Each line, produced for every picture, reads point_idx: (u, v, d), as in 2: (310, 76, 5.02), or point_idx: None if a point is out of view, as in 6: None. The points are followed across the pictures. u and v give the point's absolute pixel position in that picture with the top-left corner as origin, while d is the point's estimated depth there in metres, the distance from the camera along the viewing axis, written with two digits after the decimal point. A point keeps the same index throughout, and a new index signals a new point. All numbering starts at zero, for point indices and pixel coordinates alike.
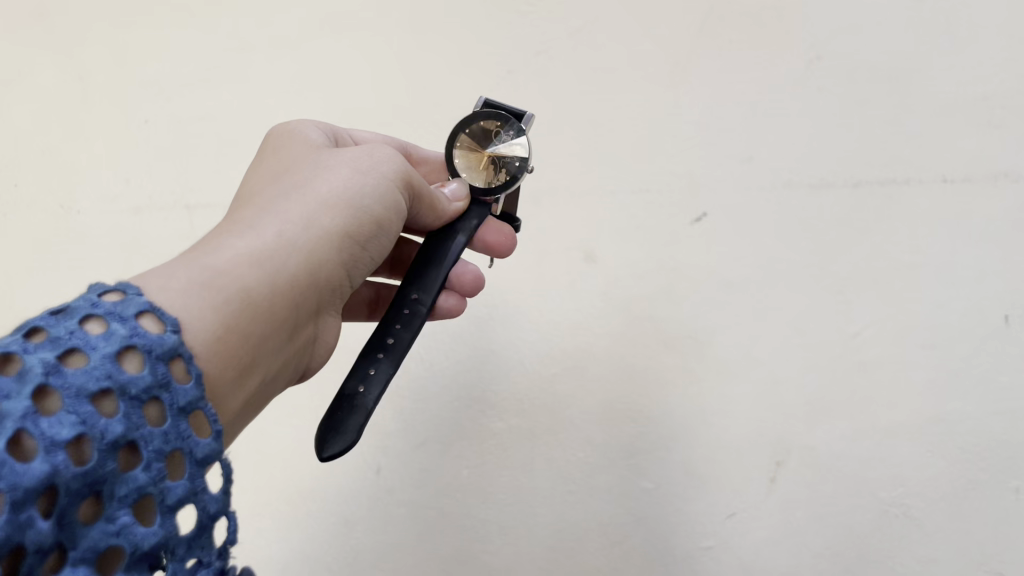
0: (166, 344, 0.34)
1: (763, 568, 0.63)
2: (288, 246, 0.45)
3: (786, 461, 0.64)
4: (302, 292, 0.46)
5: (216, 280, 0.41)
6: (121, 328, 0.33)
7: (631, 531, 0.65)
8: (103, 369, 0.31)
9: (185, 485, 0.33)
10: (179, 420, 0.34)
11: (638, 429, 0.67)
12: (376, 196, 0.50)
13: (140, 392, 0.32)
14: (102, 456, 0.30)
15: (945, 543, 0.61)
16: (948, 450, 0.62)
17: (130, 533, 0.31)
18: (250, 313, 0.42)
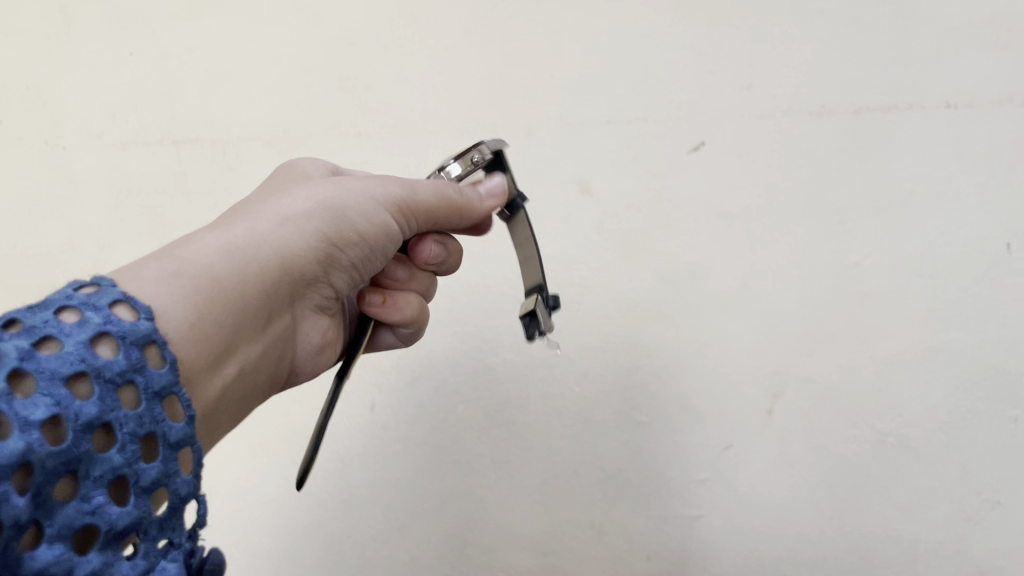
0: (141, 330, 0.34)
1: (758, 499, 0.64)
2: (263, 238, 0.45)
3: (782, 393, 0.64)
4: (277, 284, 0.46)
5: (188, 269, 0.41)
6: (94, 316, 0.33)
7: (626, 466, 0.66)
8: (77, 353, 0.31)
9: (158, 467, 0.33)
10: (153, 405, 0.33)
11: (634, 364, 0.67)
12: (355, 195, 0.49)
13: (114, 376, 0.31)
14: (77, 437, 0.30)
15: (943, 472, 0.62)
16: (948, 379, 0.62)
17: (105, 512, 0.30)
18: (223, 303, 0.41)
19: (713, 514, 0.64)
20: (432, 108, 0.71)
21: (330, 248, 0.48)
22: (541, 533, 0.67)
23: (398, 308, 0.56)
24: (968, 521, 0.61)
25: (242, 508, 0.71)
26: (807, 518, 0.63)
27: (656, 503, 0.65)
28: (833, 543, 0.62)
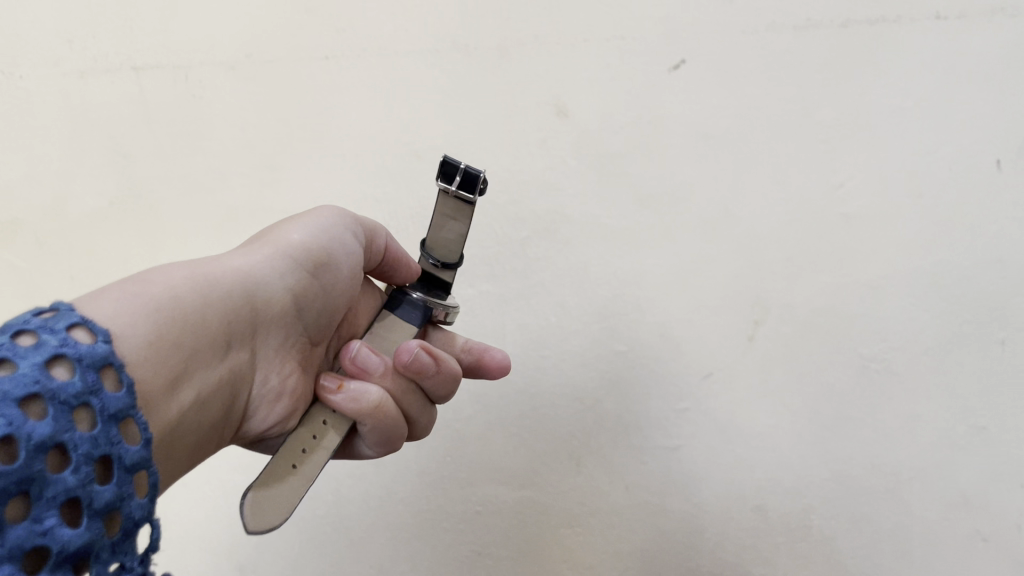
0: (97, 353, 0.30)
1: (740, 429, 0.62)
2: (227, 265, 0.43)
3: (764, 319, 0.62)
4: (245, 307, 0.43)
5: (150, 289, 0.38)
6: (50, 337, 0.29)
7: (604, 397, 0.64)
8: (31, 374, 0.27)
9: (114, 490, 0.29)
10: (109, 427, 0.29)
11: (612, 292, 0.65)
12: (317, 224, 0.47)
13: (70, 398, 0.28)
14: (29, 457, 0.26)
15: (929, 398, 0.60)
16: (933, 302, 0.60)
17: (57, 534, 0.26)
18: (184, 325, 0.38)
19: (693, 445, 0.63)
20: (402, 29, 0.69)
21: (300, 275, 0.46)
22: (518, 466, 0.65)
23: (349, 398, 0.46)
24: (953, 446, 0.59)
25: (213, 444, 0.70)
26: (789, 447, 0.61)
27: (635, 434, 0.64)
28: (816, 472, 0.61)
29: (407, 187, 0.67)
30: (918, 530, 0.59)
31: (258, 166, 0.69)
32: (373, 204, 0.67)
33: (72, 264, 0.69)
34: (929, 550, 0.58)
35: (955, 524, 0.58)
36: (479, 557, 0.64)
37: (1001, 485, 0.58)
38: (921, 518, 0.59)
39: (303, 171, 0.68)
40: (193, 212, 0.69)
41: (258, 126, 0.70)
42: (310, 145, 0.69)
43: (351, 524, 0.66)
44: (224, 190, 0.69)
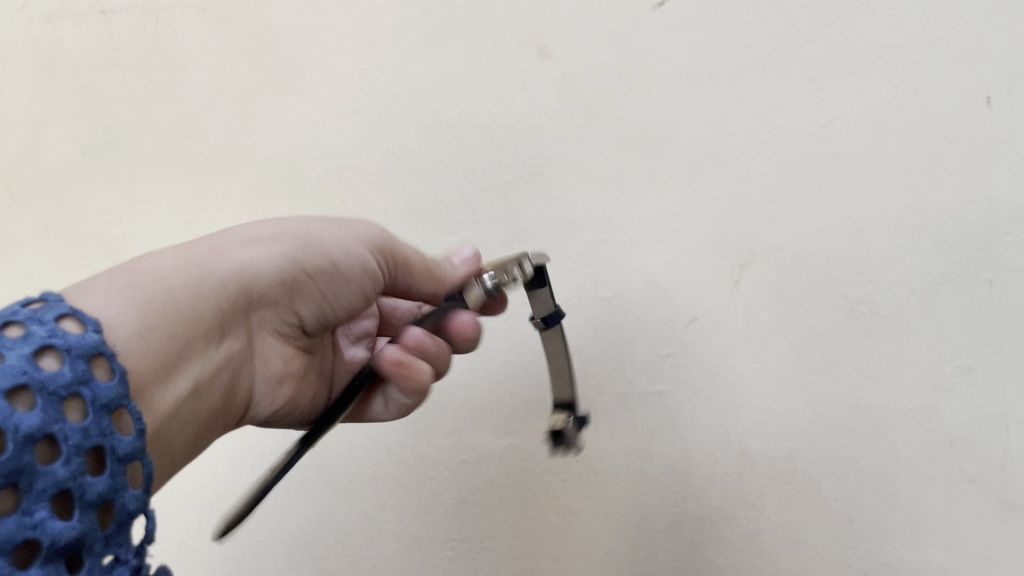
0: (86, 344, 0.39)
1: (724, 373, 0.62)
2: (224, 258, 0.50)
3: (751, 263, 0.61)
4: (235, 297, 0.50)
5: (138, 277, 0.46)
6: (40, 331, 0.38)
7: (588, 342, 0.65)
8: (20, 367, 0.36)
9: (105, 481, 0.37)
10: (100, 418, 0.38)
11: (597, 238, 0.64)
12: (322, 230, 0.53)
13: (58, 389, 0.36)
14: (18, 448, 0.34)
15: (914, 340, 0.59)
16: (921, 243, 0.59)
17: (47, 526, 0.34)
18: (175, 310, 0.46)
19: (678, 390, 0.63)
20: None
21: (293, 272, 0.52)
22: (502, 416, 0.65)
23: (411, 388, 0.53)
24: (938, 389, 0.59)
25: None
26: (774, 389, 0.61)
27: (620, 381, 0.64)
28: (802, 417, 0.61)
29: (385, 134, 0.66)
30: (902, 472, 0.60)
31: (232, 112, 0.68)
32: (353, 150, 0.67)
33: (48, 217, 0.71)
34: (911, 491, 0.60)
35: (938, 466, 0.59)
36: (467, 506, 0.66)
37: (987, 427, 0.58)
38: (903, 458, 0.60)
39: (279, 118, 0.67)
40: (170, 161, 0.69)
41: (229, 71, 0.68)
42: (285, 90, 0.67)
43: (337, 476, 0.68)
44: (200, 137, 0.69)
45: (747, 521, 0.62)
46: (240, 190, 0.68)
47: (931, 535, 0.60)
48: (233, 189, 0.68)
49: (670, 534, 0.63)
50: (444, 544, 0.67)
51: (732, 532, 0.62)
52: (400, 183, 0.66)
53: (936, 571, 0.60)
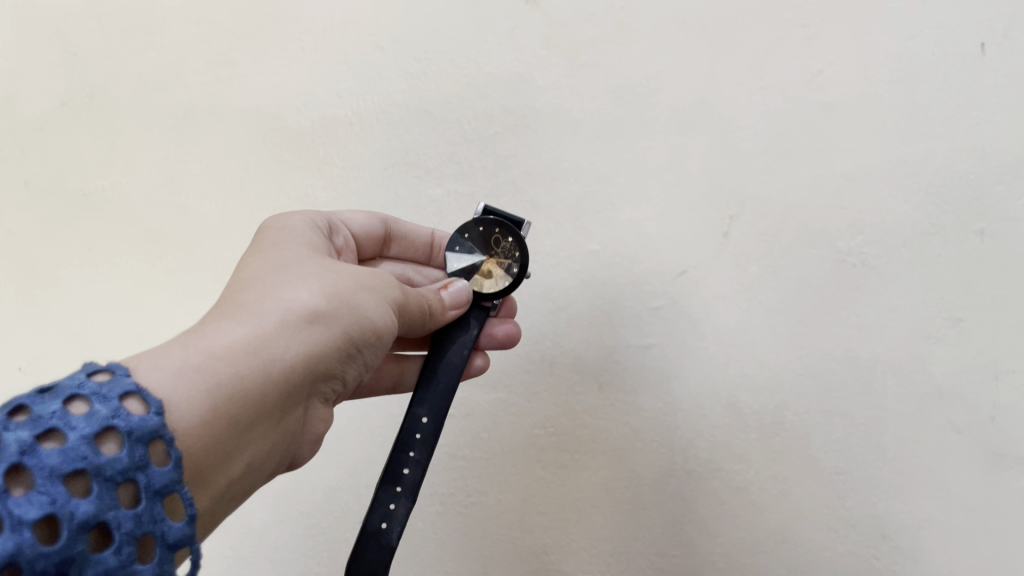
0: (147, 426, 0.35)
1: (713, 325, 0.62)
2: (292, 339, 0.44)
3: (740, 214, 0.61)
4: (301, 381, 0.45)
5: (202, 358, 0.40)
6: (102, 409, 0.34)
7: (577, 296, 0.64)
8: (79, 450, 0.32)
9: (153, 567, 0.33)
10: (152, 503, 0.34)
11: (585, 190, 0.63)
12: (373, 302, 0.49)
13: (115, 474, 0.33)
14: (72, 536, 0.31)
15: (905, 291, 0.59)
16: (913, 193, 0.59)
17: None
18: (244, 405, 0.41)
19: (666, 343, 0.62)
20: None
21: (345, 343, 0.48)
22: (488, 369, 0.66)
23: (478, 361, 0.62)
24: (928, 339, 0.59)
25: None
26: (762, 342, 0.61)
27: (607, 334, 0.63)
28: (790, 368, 0.61)
29: (370, 84, 0.65)
30: (890, 423, 0.59)
31: (213, 63, 0.67)
32: (337, 100, 0.65)
33: (25, 170, 0.70)
34: (899, 443, 0.59)
35: (927, 418, 0.59)
36: (454, 460, 0.66)
37: (976, 378, 0.58)
38: (893, 410, 0.59)
39: (261, 69, 0.66)
40: (149, 112, 0.68)
41: (212, 21, 0.67)
42: (269, 40, 0.66)
43: None
44: (180, 88, 0.67)
45: (735, 475, 0.62)
46: (221, 142, 0.67)
47: (919, 486, 0.59)
48: (214, 141, 0.67)
49: (658, 487, 0.63)
50: (432, 500, 0.66)
51: (719, 484, 0.62)
52: (384, 135, 0.65)
53: (925, 523, 0.59)
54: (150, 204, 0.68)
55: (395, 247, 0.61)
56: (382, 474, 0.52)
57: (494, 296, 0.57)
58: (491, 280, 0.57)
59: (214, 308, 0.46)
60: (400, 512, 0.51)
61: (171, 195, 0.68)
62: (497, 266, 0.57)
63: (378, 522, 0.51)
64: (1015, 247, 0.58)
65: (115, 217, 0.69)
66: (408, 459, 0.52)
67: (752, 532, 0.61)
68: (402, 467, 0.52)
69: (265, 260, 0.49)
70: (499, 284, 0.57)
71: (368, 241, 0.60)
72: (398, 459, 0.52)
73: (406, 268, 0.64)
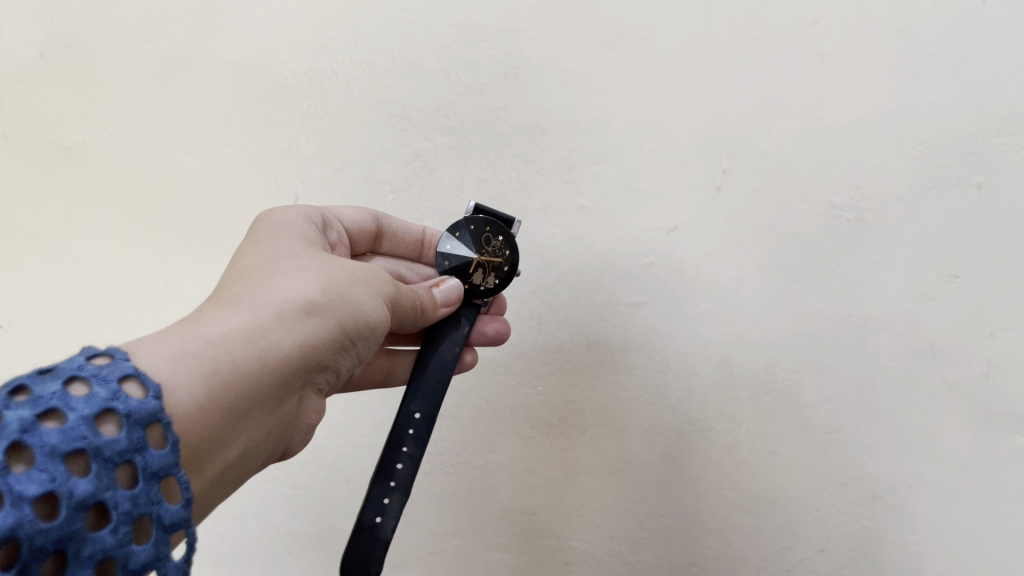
0: (147, 409, 0.33)
1: (705, 282, 0.60)
2: (287, 331, 0.43)
3: (733, 169, 0.59)
4: (294, 372, 0.44)
5: (199, 343, 0.39)
6: (102, 390, 0.32)
7: (565, 254, 0.62)
8: (79, 430, 0.30)
9: (150, 549, 0.32)
10: (150, 485, 0.32)
11: (575, 143, 0.61)
12: (366, 296, 0.48)
13: (114, 455, 0.31)
14: (70, 515, 0.29)
15: (900, 248, 0.58)
16: (909, 146, 0.57)
17: None
18: (239, 393, 0.40)
19: (657, 301, 0.61)
20: None
21: (338, 337, 0.47)
22: None
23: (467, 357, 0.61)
24: (922, 296, 0.58)
25: (160, 307, 0.66)
26: (754, 299, 0.60)
27: (597, 292, 0.62)
28: (782, 325, 0.60)
29: (355, 35, 0.64)
30: (882, 381, 0.59)
31: (196, 11, 0.65)
32: (323, 51, 0.64)
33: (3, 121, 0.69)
34: (892, 401, 0.58)
35: (920, 376, 0.58)
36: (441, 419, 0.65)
37: (970, 335, 0.57)
38: (887, 369, 0.58)
39: (245, 18, 0.65)
40: (130, 62, 0.66)
41: None
42: None
43: None
44: (162, 37, 0.66)
45: (725, 434, 0.61)
46: (204, 93, 0.65)
47: (910, 445, 0.58)
48: (198, 93, 0.66)
49: (647, 447, 0.62)
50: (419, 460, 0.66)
51: (709, 444, 0.61)
52: (370, 86, 0.64)
53: (916, 483, 0.59)
54: (132, 157, 0.67)
55: (386, 244, 0.60)
56: (375, 470, 0.51)
57: (485, 293, 0.56)
58: (483, 278, 0.56)
59: (209, 298, 0.45)
60: (393, 507, 0.50)
61: (153, 149, 0.67)
62: (488, 263, 0.56)
63: (373, 516, 0.50)
64: (1012, 202, 0.56)
65: (96, 171, 0.67)
66: (400, 454, 0.51)
67: (741, 491, 0.61)
68: (394, 462, 0.51)
69: (261, 252, 0.48)
70: (490, 282, 0.56)
71: (360, 238, 0.58)
72: (390, 454, 0.51)
73: (399, 265, 0.62)
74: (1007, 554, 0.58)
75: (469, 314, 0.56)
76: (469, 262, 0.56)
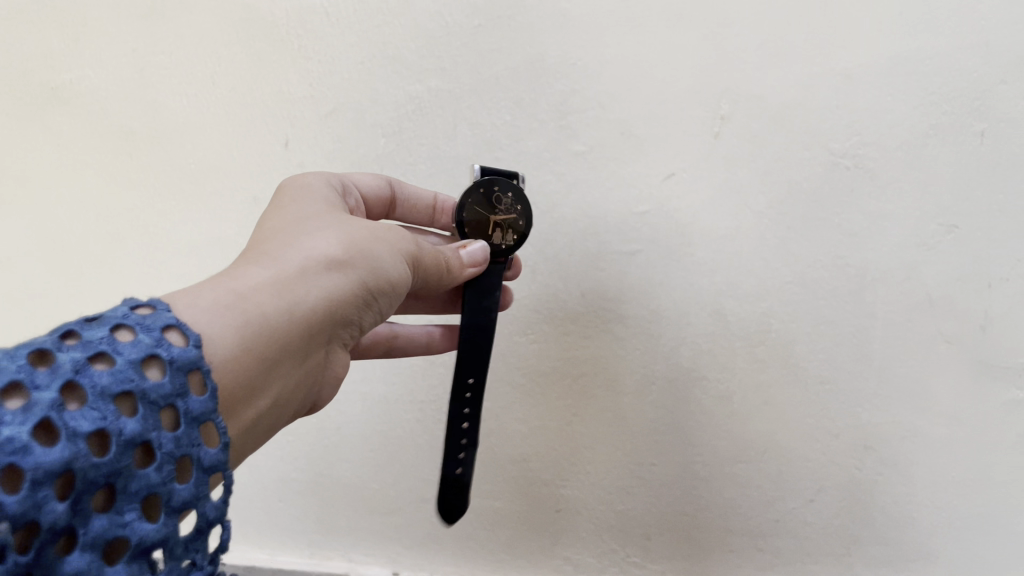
0: (189, 356, 0.33)
1: (700, 231, 0.59)
2: (314, 286, 0.43)
3: (731, 115, 0.58)
4: (321, 327, 0.44)
5: (229, 294, 0.39)
6: (147, 337, 0.32)
7: (561, 201, 0.61)
8: (128, 372, 0.30)
9: (190, 488, 0.33)
10: (191, 428, 0.33)
11: (571, 86, 0.60)
12: (389, 255, 0.47)
13: (158, 398, 0.31)
14: (120, 452, 0.29)
15: (899, 196, 0.57)
16: (911, 93, 0.56)
17: (136, 527, 0.29)
18: (269, 342, 0.40)
19: (652, 250, 0.60)
20: None
21: (362, 294, 0.46)
22: None
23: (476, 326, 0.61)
24: (921, 246, 0.57)
25: (153, 248, 0.67)
26: (750, 248, 0.59)
27: (592, 240, 0.61)
28: (778, 275, 0.59)
29: None
30: (878, 331, 0.58)
31: None
32: None
33: None
34: (887, 352, 0.58)
35: (916, 326, 0.57)
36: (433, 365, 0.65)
37: (968, 286, 0.56)
38: (883, 319, 0.58)
39: None
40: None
41: None
42: None
43: None
44: None
45: (718, 383, 0.61)
46: (192, 33, 0.64)
47: (904, 397, 0.58)
48: (185, 32, 0.64)
49: (640, 395, 0.62)
50: (409, 406, 0.66)
51: (702, 393, 0.61)
52: (360, 26, 0.62)
53: (909, 434, 0.59)
54: (120, 99, 0.66)
55: (401, 212, 0.59)
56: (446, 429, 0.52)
57: (506, 250, 0.55)
58: (501, 236, 0.55)
59: (237, 256, 0.44)
60: (470, 459, 0.52)
61: (141, 90, 0.65)
62: (504, 219, 0.55)
63: (455, 469, 0.52)
64: (1014, 151, 0.55)
65: (83, 112, 0.66)
66: (465, 414, 0.52)
67: (732, 441, 0.61)
68: (462, 421, 0.52)
69: (286, 214, 0.47)
70: (509, 238, 0.55)
71: (377, 205, 0.57)
72: (456, 414, 0.52)
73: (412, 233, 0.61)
74: (992, 503, 0.59)
75: (494, 272, 0.55)
76: (485, 221, 0.55)
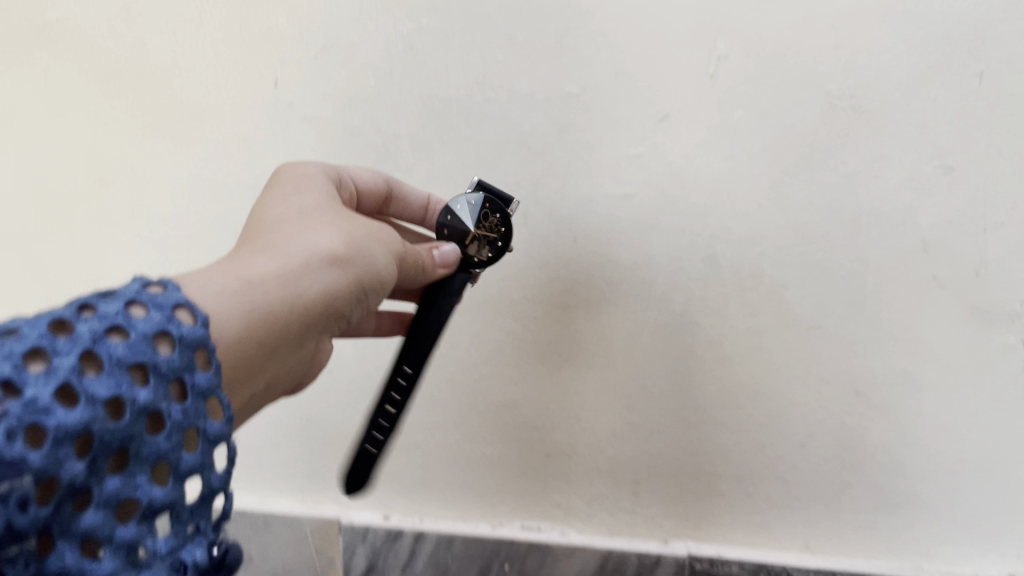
0: (196, 335, 0.35)
1: (694, 176, 0.58)
2: (314, 280, 0.44)
3: (727, 56, 0.55)
4: (316, 319, 0.46)
5: (237, 282, 0.41)
6: (158, 314, 0.34)
7: (552, 142, 0.59)
8: (142, 344, 0.32)
9: (196, 457, 0.35)
10: (198, 401, 0.35)
11: (566, 24, 0.57)
12: (382, 253, 0.48)
13: (169, 371, 0.33)
14: (134, 418, 0.31)
15: (897, 139, 0.55)
16: (907, 32, 0.53)
17: (145, 489, 0.32)
18: (269, 330, 0.42)
19: (645, 193, 0.59)
20: None
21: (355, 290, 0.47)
22: None
23: None
24: (917, 189, 0.56)
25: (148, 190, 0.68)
26: (744, 192, 0.58)
27: (582, 184, 0.60)
28: (772, 220, 0.58)
29: None
30: (871, 276, 0.58)
31: None
32: None
33: None
34: (878, 296, 0.58)
35: (910, 269, 0.57)
36: None
37: (962, 229, 0.56)
38: (876, 263, 0.58)
39: None
40: None
41: None
42: None
43: None
44: None
45: (709, 328, 0.61)
46: None
47: (892, 342, 0.59)
48: None
49: (629, 340, 0.62)
50: None
51: (693, 338, 0.61)
52: None
53: (898, 379, 0.60)
54: (104, 37, 0.64)
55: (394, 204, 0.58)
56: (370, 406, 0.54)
57: (478, 264, 0.55)
58: (476, 250, 0.55)
59: (239, 243, 0.45)
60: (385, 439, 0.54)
61: (126, 26, 0.63)
62: (483, 235, 0.54)
63: (367, 443, 0.54)
64: (1014, 91, 0.53)
65: (67, 51, 0.65)
66: (391, 397, 0.54)
67: (722, 386, 0.62)
68: (386, 403, 0.54)
69: (288, 203, 0.48)
70: (483, 254, 0.55)
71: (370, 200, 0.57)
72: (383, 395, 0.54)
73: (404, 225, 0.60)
74: (968, 442, 0.60)
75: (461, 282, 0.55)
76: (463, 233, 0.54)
